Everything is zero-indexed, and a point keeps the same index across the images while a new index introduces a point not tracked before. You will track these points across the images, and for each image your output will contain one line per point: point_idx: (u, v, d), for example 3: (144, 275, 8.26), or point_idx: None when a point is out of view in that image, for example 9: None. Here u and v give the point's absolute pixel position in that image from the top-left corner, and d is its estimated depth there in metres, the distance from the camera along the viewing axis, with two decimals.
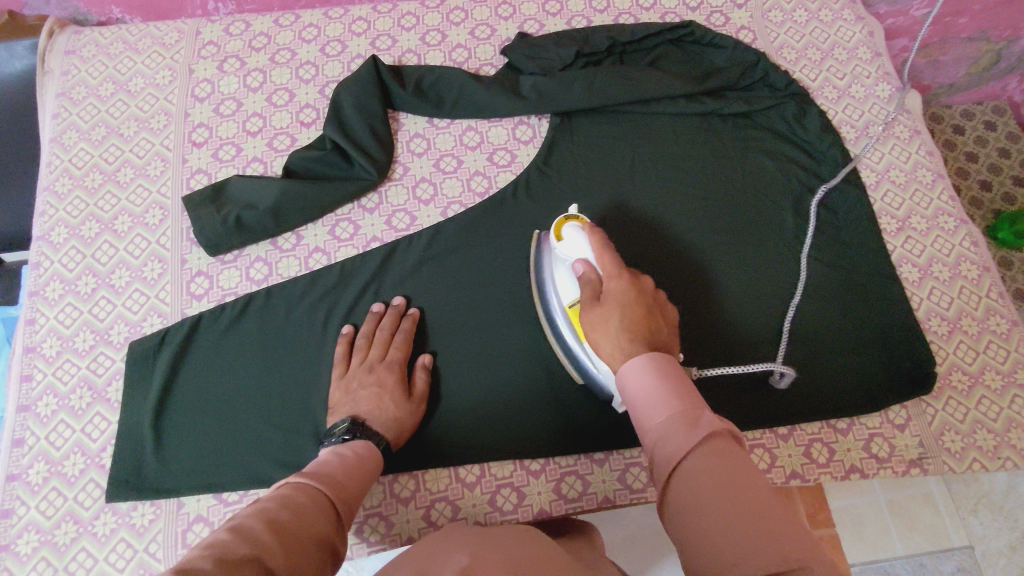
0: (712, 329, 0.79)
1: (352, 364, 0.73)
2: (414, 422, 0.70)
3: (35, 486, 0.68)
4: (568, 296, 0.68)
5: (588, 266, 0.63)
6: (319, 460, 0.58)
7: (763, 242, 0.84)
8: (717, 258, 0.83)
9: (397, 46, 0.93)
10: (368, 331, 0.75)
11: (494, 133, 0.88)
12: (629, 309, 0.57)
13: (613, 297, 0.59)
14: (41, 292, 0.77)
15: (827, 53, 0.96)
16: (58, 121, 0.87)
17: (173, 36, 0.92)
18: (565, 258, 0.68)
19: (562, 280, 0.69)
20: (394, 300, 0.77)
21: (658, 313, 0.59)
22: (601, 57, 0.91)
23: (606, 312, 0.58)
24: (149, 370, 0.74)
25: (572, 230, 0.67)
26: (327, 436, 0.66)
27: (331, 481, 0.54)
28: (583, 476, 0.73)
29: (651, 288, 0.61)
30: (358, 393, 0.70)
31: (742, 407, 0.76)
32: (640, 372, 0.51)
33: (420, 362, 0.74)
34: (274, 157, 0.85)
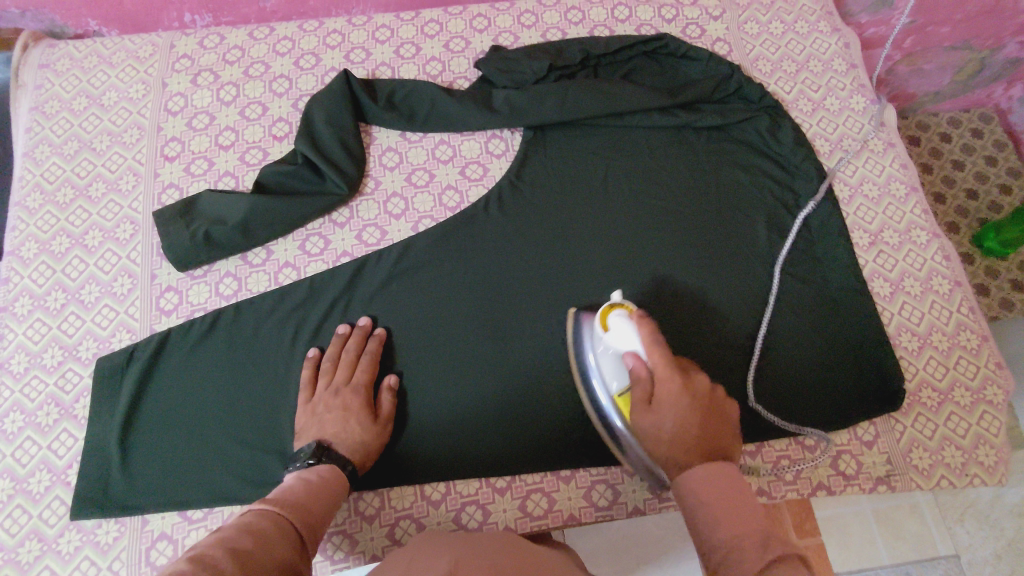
0: (682, 345, 0.79)
1: (318, 387, 0.72)
2: (381, 445, 0.71)
3: (0, 503, 0.68)
4: (614, 386, 0.67)
5: (638, 360, 0.62)
6: (285, 486, 0.59)
7: (736, 259, 0.83)
8: (690, 274, 0.82)
9: (371, 59, 0.93)
10: (334, 352, 0.74)
11: (467, 146, 0.88)
12: (685, 424, 0.57)
13: (669, 402, 0.58)
14: (10, 308, 0.77)
15: (802, 65, 0.96)
16: (30, 135, 0.87)
17: (147, 49, 0.92)
18: (612, 347, 0.67)
19: (609, 367, 0.68)
20: (360, 320, 0.77)
21: (716, 421, 0.58)
22: (575, 70, 0.91)
23: (662, 420, 0.57)
24: (117, 386, 0.74)
25: (619, 318, 0.66)
26: (292, 458, 0.67)
27: (294, 506, 0.55)
28: (549, 493, 0.73)
29: (705, 383, 0.60)
30: (324, 416, 0.70)
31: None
32: (707, 485, 0.52)
33: (386, 383, 0.73)
34: (246, 171, 0.85)
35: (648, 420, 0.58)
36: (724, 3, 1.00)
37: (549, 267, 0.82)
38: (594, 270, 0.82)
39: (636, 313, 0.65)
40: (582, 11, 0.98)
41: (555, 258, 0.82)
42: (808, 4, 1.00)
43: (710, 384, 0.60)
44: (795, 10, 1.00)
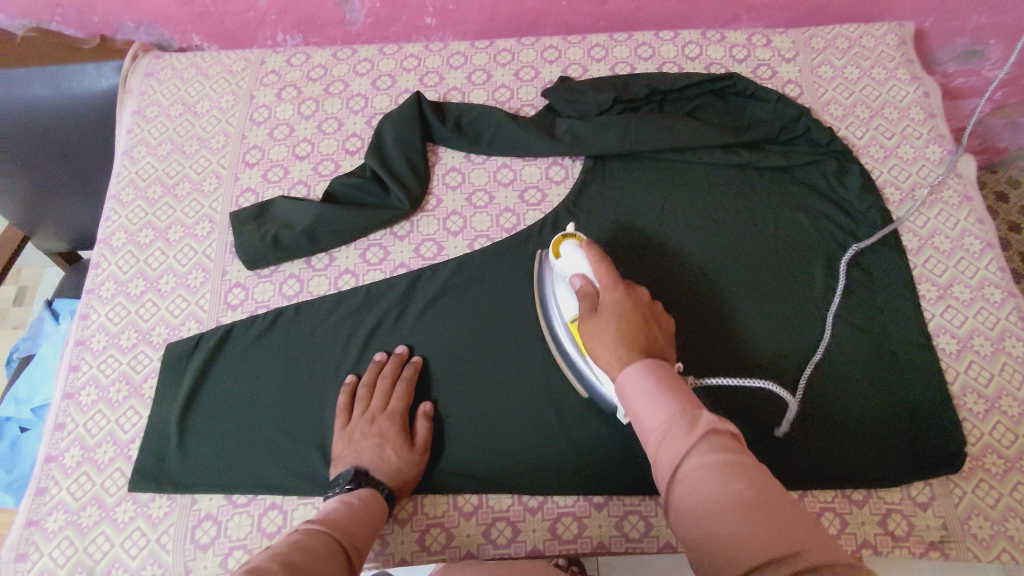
0: (726, 384, 0.78)
1: (353, 415, 0.74)
2: (417, 471, 0.72)
3: (69, 468, 0.74)
4: (568, 311, 0.73)
5: (585, 279, 0.70)
6: (331, 506, 0.63)
7: (789, 303, 0.82)
8: (742, 311, 0.82)
9: (443, 83, 0.97)
10: (370, 380, 0.77)
11: (528, 171, 0.91)
12: (625, 317, 0.63)
13: (610, 303, 0.65)
14: (96, 291, 0.84)
15: (876, 112, 0.94)
16: (130, 136, 0.94)
17: (240, 64, 0.99)
18: (564, 273, 0.74)
19: (563, 296, 0.75)
20: (397, 348, 0.79)
21: (651, 320, 0.65)
22: (639, 104, 0.92)
23: (604, 322, 0.63)
24: (182, 371, 0.79)
25: (570, 247, 0.73)
26: (332, 484, 0.69)
27: (342, 528, 0.59)
28: (580, 518, 0.72)
29: (642, 296, 0.67)
30: (361, 443, 0.72)
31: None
32: (635, 382, 0.56)
33: (421, 411, 0.75)
34: (318, 181, 0.91)
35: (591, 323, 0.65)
36: (797, 47, 0.99)
37: None
38: None
39: (584, 241, 0.73)
40: (653, 48, 0.99)
41: None
42: (886, 51, 0.98)
43: (649, 298, 0.69)
44: (873, 56, 0.98)
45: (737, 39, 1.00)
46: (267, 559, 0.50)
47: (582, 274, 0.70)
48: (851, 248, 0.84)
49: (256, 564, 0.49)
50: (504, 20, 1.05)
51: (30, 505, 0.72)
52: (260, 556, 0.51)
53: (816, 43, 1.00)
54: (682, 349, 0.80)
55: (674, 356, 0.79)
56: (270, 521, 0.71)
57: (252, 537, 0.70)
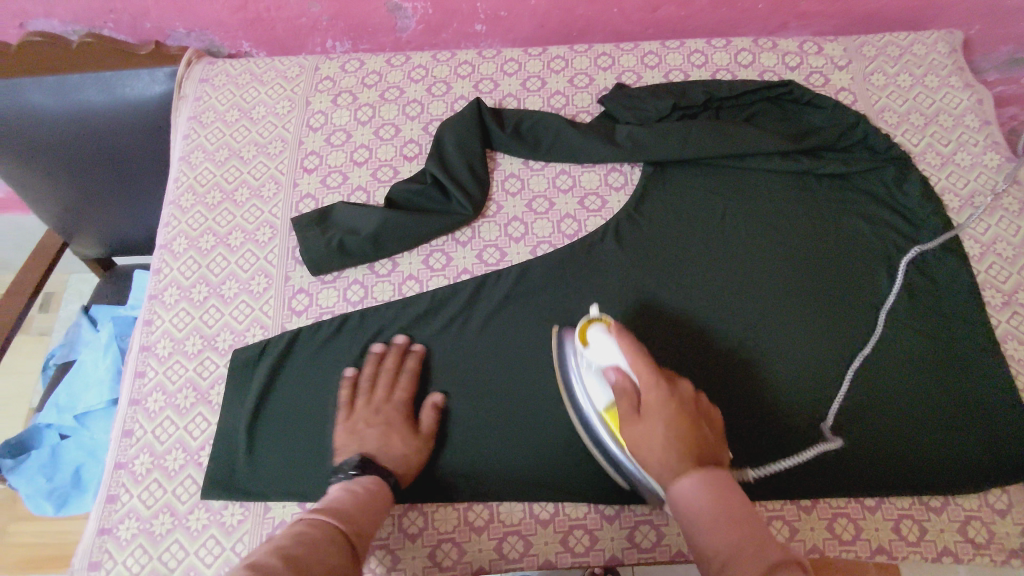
0: (791, 397, 0.77)
1: (358, 403, 0.75)
2: (421, 461, 0.73)
3: (139, 475, 0.73)
4: (602, 402, 0.69)
5: (620, 373, 0.65)
6: (334, 494, 0.63)
7: (850, 319, 0.81)
8: (803, 326, 0.81)
9: (498, 90, 0.97)
10: (371, 373, 0.77)
11: (587, 178, 0.91)
12: (675, 424, 0.60)
13: (654, 410, 0.61)
14: (159, 296, 0.84)
15: (931, 119, 0.94)
16: (187, 141, 0.95)
17: (294, 70, 0.99)
18: (593, 362, 0.69)
19: (592, 385, 0.70)
20: (395, 339, 0.80)
21: (700, 421, 0.62)
22: (696, 110, 0.93)
23: (649, 427, 0.60)
24: (249, 376, 0.78)
25: (597, 332, 0.68)
26: (336, 471, 0.68)
27: (347, 515, 0.60)
28: (658, 526, 0.72)
29: (686, 391, 0.64)
30: (365, 432, 0.72)
31: (817, 470, 0.74)
32: (697, 492, 0.55)
33: (430, 402, 0.76)
34: (377, 187, 0.90)
35: (634, 430, 0.62)
36: (849, 54, 1.00)
37: (659, 305, 0.83)
38: (702, 313, 0.82)
39: (614, 325, 0.68)
40: (705, 55, 1.00)
41: (667, 294, 0.83)
42: (937, 59, 0.99)
43: (691, 390, 0.65)
44: (925, 64, 0.99)
45: (788, 47, 1.01)
46: (265, 553, 0.50)
47: (617, 367, 0.66)
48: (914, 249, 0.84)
49: (254, 560, 0.50)
50: (554, 28, 1.05)
51: (102, 512, 0.72)
52: (260, 551, 0.52)
53: (867, 50, 1.00)
54: (745, 362, 0.79)
55: (739, 368, 0.79)
56: None
57: None
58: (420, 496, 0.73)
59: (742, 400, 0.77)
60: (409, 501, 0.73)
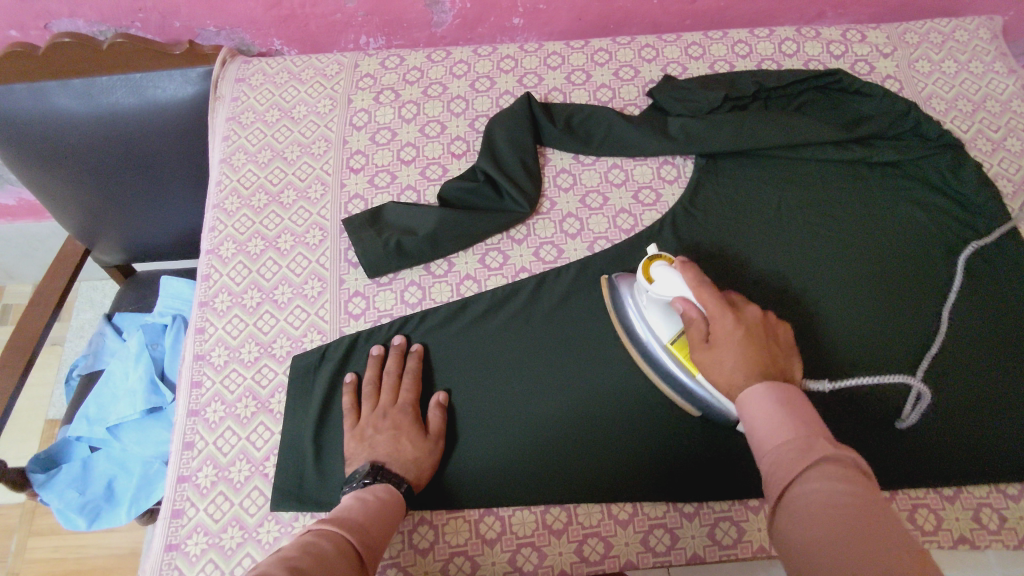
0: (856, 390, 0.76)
1: (364, 409, 0.73)
2: (435, 462, 0.71)
3: (204, 489, 0.71)
4: (667, 336, 0.69)
5: (688, 304, 0.65)
6: (350, 503, 0.62)
7: (909, 307, 0.81)
8: (862, 313, 0.80)
9: (543, 84, 0.96)
10: (374, 376, 0.76)
11: (640, 171, 0.90)
12: (745, 348, 0.59)
13: (723, 337, 0.60)
14: (210, 303, 0.81)
15: (979, 105, 0.94)
16: (228, 143, 0.92)
17: (333, 68, 0.97)
18: (658, 297, 0.69)
19: (658, 319, 0.70)
20: (394, 340, 0.78)
21: (770, 343, 0.61)
22: (746, 101, 0.91)
23: (721, 355, 0.60)
24: (311, 383, 0.77)
25: (661, 270, 0.69)
26: (348, 480, 0.67)
27: (355, 526, 0.58)
28: (738, 522, 0.71)
29: (755, 314, 0.63)
30: (375, 438, 0.71)
31: (888, 462, 0.73)
32: (758, 399, 0.55)
33: (434, 400, 0.75)
34: (427, 186, 0.88)
35: (705, 359, 0.61)
36: (893, 41, 0.99)
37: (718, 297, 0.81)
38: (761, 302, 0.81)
39: (678, 261, 0.68)
40: (749, 45, 0.98)
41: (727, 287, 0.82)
42: (980, 44, 0.99)
43: (762, 313, 0.63)
44: (968, 50, 0.98)
45: (832, 35, 1.00)
46: (273, 565, 0.49)
47: (683, 299, 0.65)
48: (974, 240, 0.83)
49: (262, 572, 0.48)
50: (592, 20, 1.03)
51: (167, 528, 0.70)
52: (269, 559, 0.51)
53: (911, 37, 1.00)
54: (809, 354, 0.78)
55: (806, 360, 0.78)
56: (421, 538, 0.70)
57: (405, 553, 0.70)
58: (494, 500, 0.72)
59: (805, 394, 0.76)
60: (483, 505, 0.72)
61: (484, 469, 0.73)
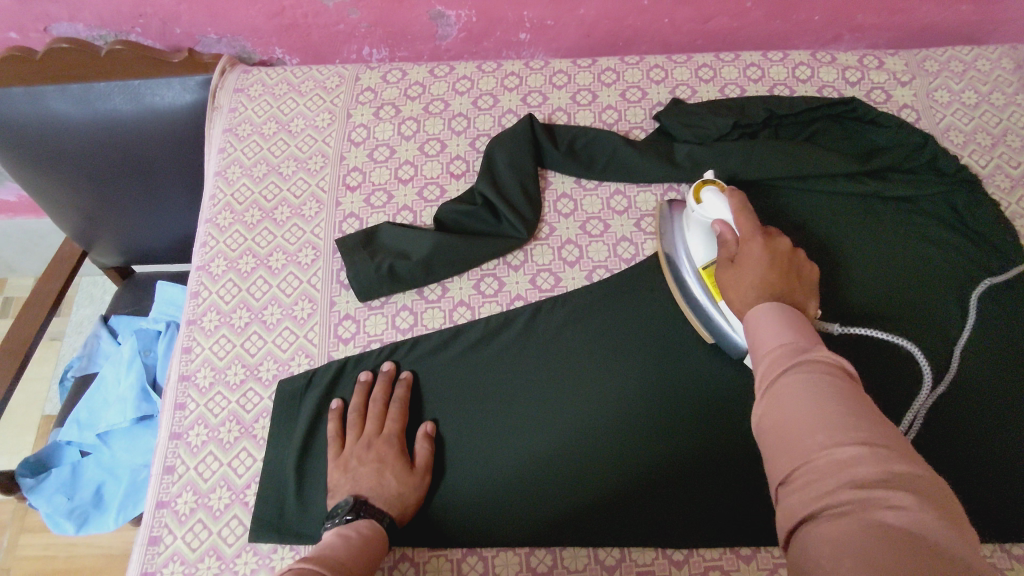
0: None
1: (348, 439, 0.71)
2: (419, 496, 0.69)
3: (183, 516, 0.70)
4: (701, 257, 0.73)
5: (725, 226, 0.68)
6: (335, 541, 0.59)
7: (917, 349, 0.78)
8: (868, 353, 0.78)
9: (548, 104, 0.93)
10: (360, 404, 0.74)
11: (643, 198, 0.87)
12: (765, 270, 0.61)
13: (749, 256, 0.63)
14: (198, 321, 0.80)
15: (998, 138, 0.91)
16: (223, 156, 0.91)
17: (333, 80, 0.95)
18: (703, 219, 0.74)
19: (696, 243, 0.74)
20: (383, 366, 0.76)
21: (792, 272, 0.62)
22: (756, 129, 0.88)
23: (743, 272, 0.63)
24: (296, 409, 0.75)
25: (711, 193, 0.73)
26: (329, 516, 0.65)
27: (337, 565, 0.55)
28: (729, 572, 0.68)
29: (789, 246, 0.65)
30: (358, 470, 0.69)
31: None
32: (764, 312, 0.54)
33: (421, 431, 0.72)
34: (424, 207, 0.86)
35: (728, 275, 0.65)
36: (911, 69, 0.96)
37: None
38: None
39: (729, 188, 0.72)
40: (762, 69, 0.95)
41: None
42: (1003, 75, 0.95)
43: (792, 246, 0.65)
44: (990, 80, 0.95)
45: (848, 61, 0.97)
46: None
47: (722, 219, 0.70)
48: (985, 280, 0.80)
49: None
50: (600, 38, 1.00)
51: (144, 555, 0.69)
52: None
53: (930, 65, 0.96)
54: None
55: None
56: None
57: None
58: (477, 539, 0.70)
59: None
60: (465, 544, 0.70)
61: (471, 505, 0.71)
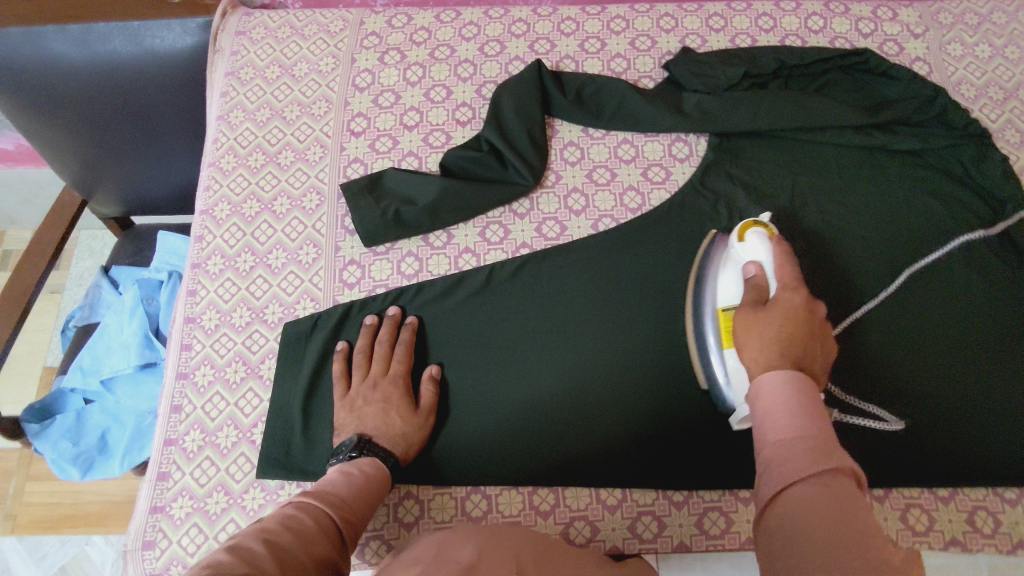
0: (844, 385, 0.74)
1: (354, 380, 0.72)
2: (424, 436, 0.70)
3: (191, 453, 0.71)
4: (728, 297, 0.66)
5: (760, 271, 0.63)
6: (332, 476, 0.61)
7: (913, 298, 0.78)
8: (867, 304, 0.77)
9: (555, 51, 0.92)
10: (366, 346, 0.74)
11: (650, 148, 0.86)
12: (793, 325, 0.56)
13: (784, 308, 0.58)
14: (203, 265, 0.80)
15: (1010, 93, 0.89)
16: (225, 99, 0.90)
17: (337, 24, 0.94)
18: (740, 260, 0.67)
19: (726, 281, 0.67)
20: (389, 311, 0.76)
21: (820, 339, 0.57)
22: (766, 79, 0.87)
23: (768, 318, 0.57)
24: (301, 350, 0.75)
25: (756, 234, 0.66)
26: (335, 453, 0.67)
27: (336, 500, 0.57)
28: (727, 513, 0.70)
29: (824, 317, 0.59)
30: (364, 409, 0.69)
31: (879, 461, 0.71)
32: (777, 391, 0.50)
33: (426, 374, 0.73)
34: (429, 153, 0.86)
35: (750, 317, 0.59)
36: (925, 21, 0.94)
37: None
38: None
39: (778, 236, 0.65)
40: (773, 19, 0.94)
41: None
42: (1018, 28, 0.93)
43: (827, 319, 0.59)
44: (1005, 33, 0.93)
45: (861, 11, 0.95)
46: (252, 537, 0.47)
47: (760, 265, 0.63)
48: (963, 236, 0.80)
49: (240, 543, 0.47)
50: None
51: (153, 490, 0.70)
52: (246, 532, 0.49)
53: (944, 17, 0.95)
54: None
55: None
56: (406, 512, 0.70)
57: (389, 527, 0.70)
58: (480, 479, 0.71)
59: None
60: (469, 483, 0.71)
61: (474, 446, 0.72)
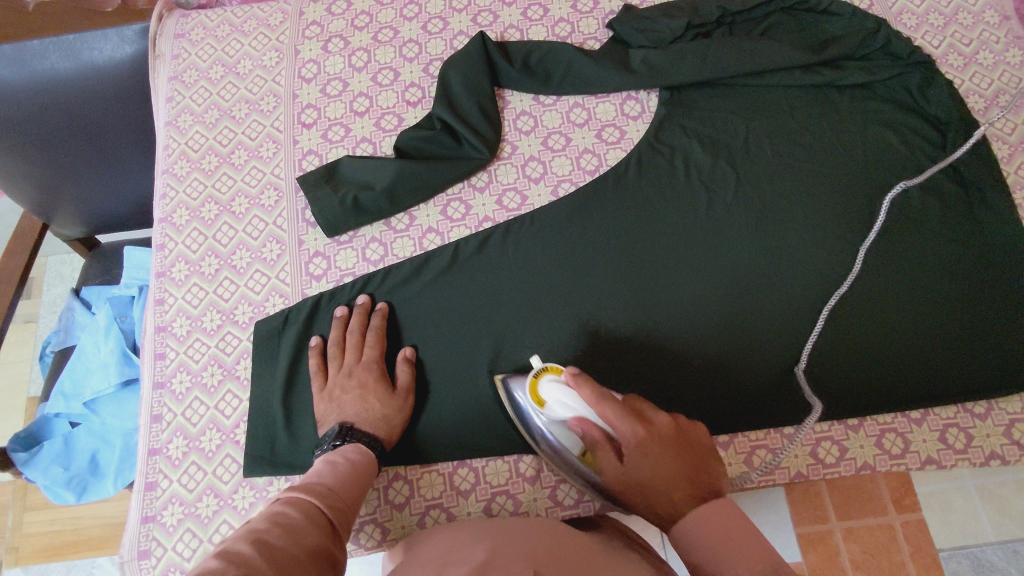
0: (812, 321, 0.75)
1: (329, 371, 0.72)
2: (404, 418, 0.71)
3: (177, 460, 0.71)
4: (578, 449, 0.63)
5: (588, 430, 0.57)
6: (314, 471, 0.60)
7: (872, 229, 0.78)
8: (826, 238, 0.78)
9: (499, 22, 0.91)
10: (339, 336, 0.74)
11: (603, 109, 0.87)
12: (660, 468, 0.53)
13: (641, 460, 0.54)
14: (167, 273, 0.80)
15: (950, 18, 0.90)
16: (172, 105, 0.89)
17: (277, 17, 0.93)
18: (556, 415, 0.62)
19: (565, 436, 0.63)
20: (359, 299, 0.76)
21: (692, 449, 0.55)
22: (710, 29, 0.88)
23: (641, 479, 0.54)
24: (275, 346, 0.75)
25: (551, 385, 0.62)
26: (319, 444, 0.67)
27: (321, 492, 0.56)
28: None
29: (667, 420, 0.56)
30: (342, 398, 0.70)
31: (848, 391, 0.73)
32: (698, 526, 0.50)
33: (401, 356, 0.73)
34: (383, 138, 0.85)
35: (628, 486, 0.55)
36: None
37: (680, 231, 0.79)
38: (730, 235, 0.79)
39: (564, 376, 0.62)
40: None
41: (693, 224, 0.80)
42: None
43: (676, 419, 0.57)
44: None
45: None
46: (239, 539, 0.46)
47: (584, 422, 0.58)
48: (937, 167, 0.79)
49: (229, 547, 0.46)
50: None
51: (142, 500, 0.70)
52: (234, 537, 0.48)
53: None
54: (765, 291, 0.76)
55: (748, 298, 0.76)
56: (396, 493, 0.71)
57: (381, 509, 0.71)
58: (464, 453, 0.72)
59: (765, 324, 0.75)
60: (456, 457, 0.72)
61: (454, 422, 0.73)
